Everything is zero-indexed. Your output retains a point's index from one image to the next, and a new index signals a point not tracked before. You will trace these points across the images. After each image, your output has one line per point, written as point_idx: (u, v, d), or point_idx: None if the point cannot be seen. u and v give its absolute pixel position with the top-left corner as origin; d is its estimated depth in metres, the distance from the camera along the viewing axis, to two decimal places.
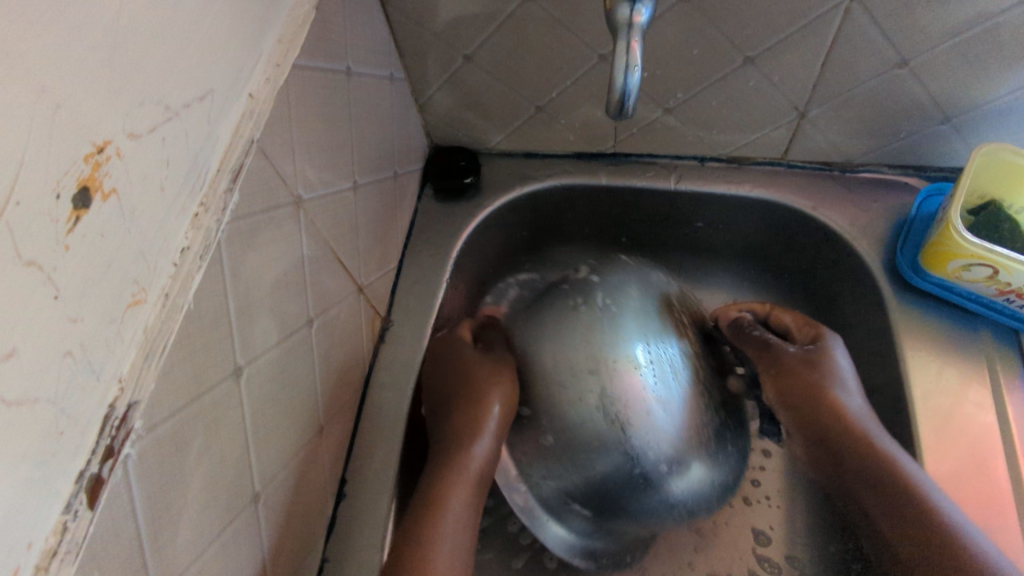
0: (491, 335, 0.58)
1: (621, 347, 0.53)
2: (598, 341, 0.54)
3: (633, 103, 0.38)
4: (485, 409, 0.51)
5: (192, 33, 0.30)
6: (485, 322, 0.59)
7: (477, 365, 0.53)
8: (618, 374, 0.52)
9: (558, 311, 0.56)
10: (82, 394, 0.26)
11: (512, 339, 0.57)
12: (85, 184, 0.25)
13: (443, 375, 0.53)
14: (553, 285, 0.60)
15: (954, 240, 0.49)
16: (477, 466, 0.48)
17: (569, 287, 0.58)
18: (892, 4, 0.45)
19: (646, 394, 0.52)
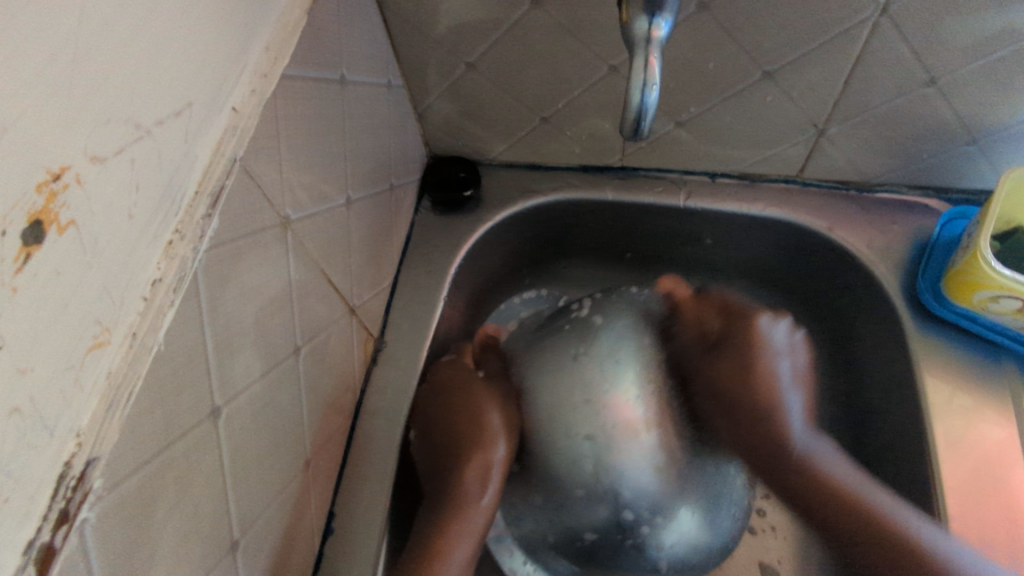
0: (491, 362, 0.59)
1: (622, 403, 0.56)
2: (601, 400, 0.56)
3: (649, 123, 0.36)
4: (493, 452, 0.53)
5: (165, 41, 0.27)
6: (484, 343, 0.60)
7: (488, 398, 0.55)
8: (618, 434, 0.55)
9: (558, 357, 0.58)
10: (32, 455, 0.23)
11: (510, 373, 0.58)
12: (38, 217, 0.22)
13: (446, 407, 0.53)
14: (559, 318, 0.61)
15: (982, 270, 0.46)
16: (484, 513, 0.52)
17: (569, 331, 0.59)
18: (925, 21, 0.42)
19: (645, 452, 0.56)
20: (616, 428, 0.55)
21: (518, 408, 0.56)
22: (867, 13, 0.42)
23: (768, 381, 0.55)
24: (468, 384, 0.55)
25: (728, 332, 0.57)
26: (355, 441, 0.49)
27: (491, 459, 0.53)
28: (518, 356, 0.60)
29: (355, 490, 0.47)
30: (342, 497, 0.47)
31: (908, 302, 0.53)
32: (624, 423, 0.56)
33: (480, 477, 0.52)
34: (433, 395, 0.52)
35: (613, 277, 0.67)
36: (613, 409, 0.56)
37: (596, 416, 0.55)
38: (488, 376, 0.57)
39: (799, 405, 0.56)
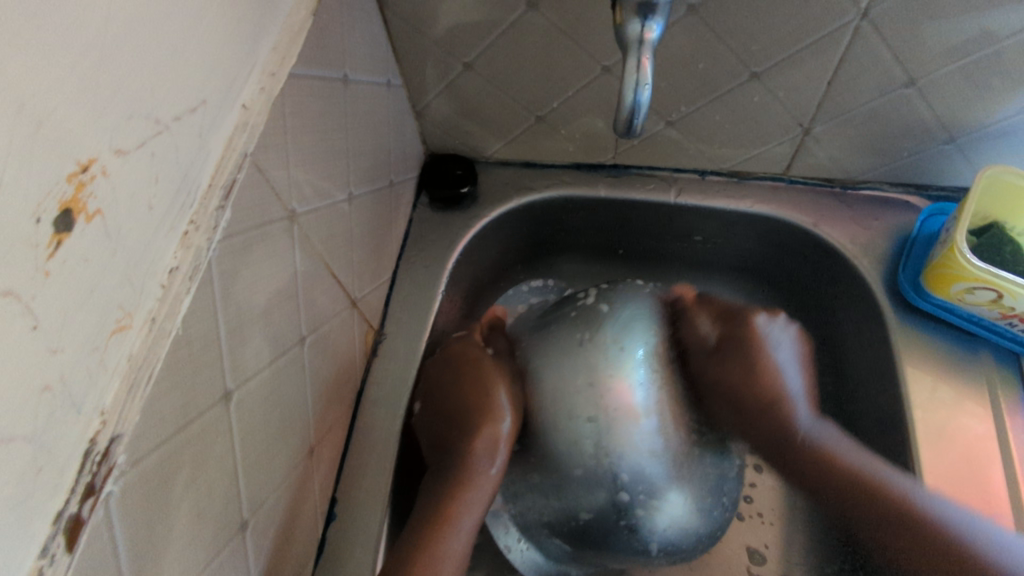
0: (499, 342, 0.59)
1: (623, 381, 0.54)
2: (603, 382, 0.54)
3: (642, 121, 0.37)
4: (498, 427, 0.53)
5: (181, 41, 0.29)
6: (493, 321, 0.61)
7: (496, 374, 0.55)
8: (617, 416, 0.54)
9: (566, 341, 0.57)
10: (62, 430, 0.24)
11: (516, 352, 0.58)
12: (68, 206, 0.23)
13: (454, 382, 0.54)
14: (564, 305, 0.60)
15: (958, 261, 0.48)
16: (489, 490, 0.51)
17: (576, 316, 0.58)
18: (902, 24, 0.44)
19: (642, 434, 0.54)
20: (614, 406, 0.54)
21: (524, 385, 0.56)
22: (848, 17, 0.44)
23: (772, 389, 0.55)
24: (477, 361, 0.56)
25: (729, 336, 0.57)
26: (356, 430, 0.51)
27: (497, 436, 0.53)
28: (524, 342, 0.59)
29: (357, 476, 0.49)
30: (344, 483, 0.48)
31: (889, 296, 0.55)
32: (624, 402, 0.54)
33: (489, 451, 0.52)
34: (439, 369, 0.54)
35: (607, 272, 0.69)
36: (614, 387, 0.54)
37: (594, 394, 0.54)
38: (497, 355, 0.58)
39: (800, 389, 0.57)
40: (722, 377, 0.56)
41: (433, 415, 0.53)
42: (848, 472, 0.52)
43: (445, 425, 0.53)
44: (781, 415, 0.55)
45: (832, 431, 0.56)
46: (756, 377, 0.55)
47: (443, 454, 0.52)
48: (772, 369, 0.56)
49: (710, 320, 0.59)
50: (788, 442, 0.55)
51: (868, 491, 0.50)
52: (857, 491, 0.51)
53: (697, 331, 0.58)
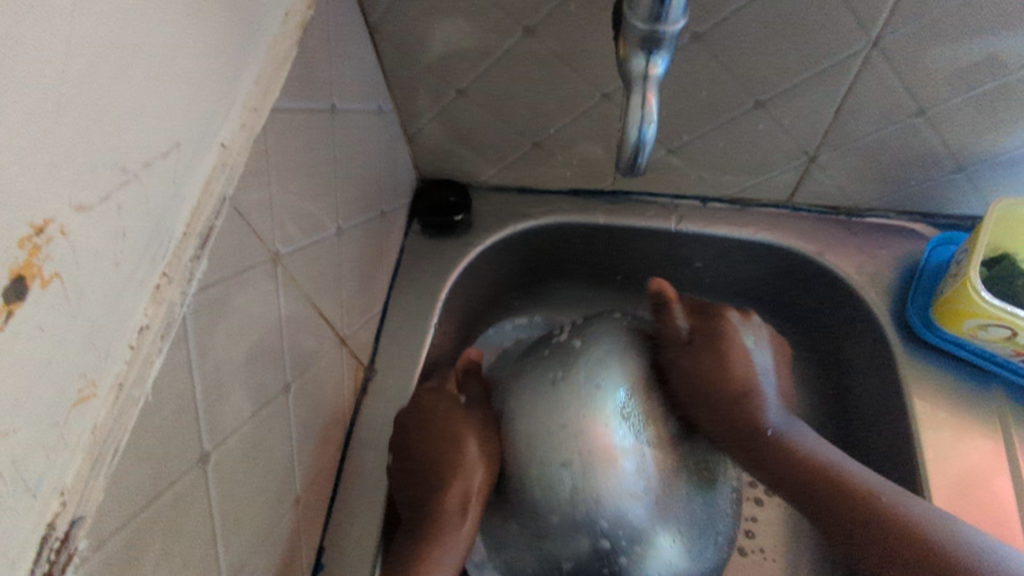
0: (474, 382, 0.53)
1: (600, 429, 0.48)
2: (578, 426, 0.48)
3: (646, 159, 0.35)
4: (468, 481, 0.47)
5: (151, 82, 0.27)
6: (468, 365, 0.55)
7: (465, 425, 0.49)
8: (595, 458, 0.48)
9: (538, 381, 0.51)
10: (14, 520, 0.22)
11: (492, 400, 0.53)
12: (20, 273, 0.21)
13: (421, 436, 0.48)
14: (537, 348, 0.55)
15: (970, 296, 0.47)
16: (463, 548, 0.46)
17: (552, 358, 0.53)
18: (913, 54, 0.42)
19: (626, 479, 0.48)
20: (592, 458, 0.48)
21: (498, 437, 0.50)
22: (859, 45, 0.42)
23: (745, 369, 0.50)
24: (446, 413, 0.49)
25: (702, 325, 0.52)
26: (344, 473, 0.48)
27: (468, 492, 0.47)
28: (503, 386, 0.54)
29: (346, 523, 0.47)
30: (332, 530, 0.46)
31: (898, 329, 0.53)
32: (603, 450, 0.48)
33: (458, 514, 0.46)
34: (406, 418, 0.49)
35: (603, 299, 0.67)
36: (589, 432, 0.48)
37: (571, 443, 0.48)
38: (470, 403, 0.52)
39: (775, 389, 0.51)
40: (696, 369, 0.50)
41: (403, 468, 0.47)
42: (830, 470, 0.46)
43: (414, 477, 0.47)
44: (751, 409, 0.49)
45: (807, 432, 0.49)
46: (726, 365, 0.50)
47: (413, 509, 0.46)
48: (746, 369, 0.50)
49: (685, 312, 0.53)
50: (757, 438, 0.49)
51: (841, 489, 0.45)
52: (817, 479, 0.46)
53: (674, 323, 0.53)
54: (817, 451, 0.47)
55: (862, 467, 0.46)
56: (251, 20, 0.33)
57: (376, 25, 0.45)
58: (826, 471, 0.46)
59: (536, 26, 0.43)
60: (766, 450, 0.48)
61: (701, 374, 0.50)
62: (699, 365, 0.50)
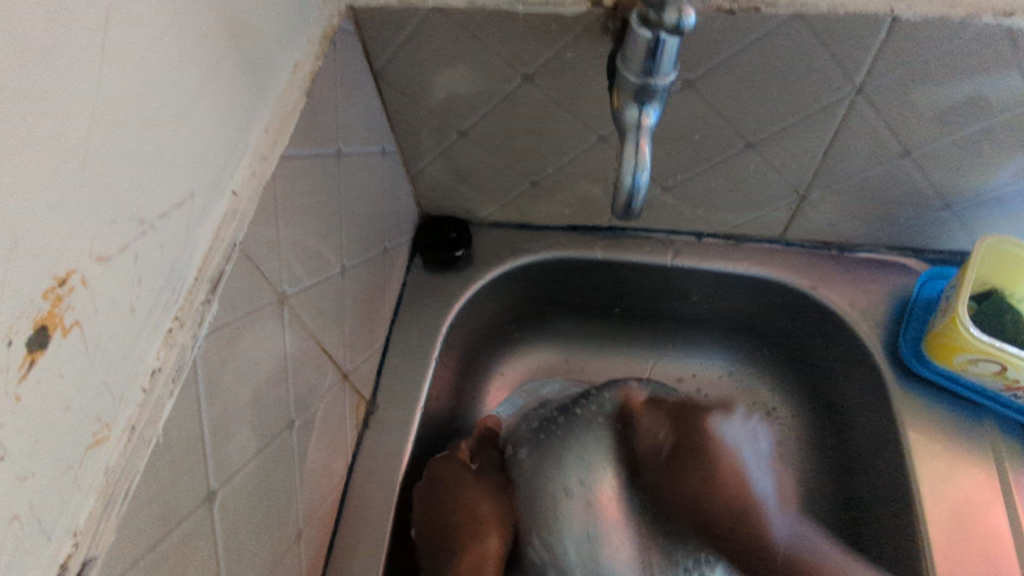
0: (484, 452, 0.58)
1: (612, 503, 0.60)
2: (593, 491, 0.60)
3: (640, 203, 0.36)
4: (487, 546, 0.53)
5: (170, 136, 0.28)
6: (484, 432, 0.60)
7: (479, 494, 0.55)
8: (602, 517, 0.59)
9: (563, 446, 0.61)
10: (30, 560, 0.23)
11: (507, 467, 0.60)
12: (43, 323, 0.22)
13: (449, 507, 0.52)
14: (548, 439, 0.62)
15: (961, 334, 0.48)
16: None
17: (564, 428, 0.62)
18: (896, 99, 0.44)
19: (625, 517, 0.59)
20: (606, 534, 0.59)
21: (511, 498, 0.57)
22: (844, 91, 0.44)
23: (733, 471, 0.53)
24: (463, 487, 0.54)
25: (681, 436, 0.56)
26: (347, 508, 0.49)
27: (484, 555, 0.52)
28: (519, 461, 0.60)
29: (347, 559, 0.47)
30: (334, 564, 0.47)
31: (891, 363, 0.54)
32: (609, 519, 0.59)
33: None
34: (429, 493, 0.52)
35: (602, 331, 0.68)
36: (602, 503, 0.59)
37: (579, 523, 0.58)
38: (481, 471, 0.57)
39: (771, 490, 0.55)
40: (677, 493, 0.54)
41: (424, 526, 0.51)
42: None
43: (441, 538, 0.51)
44: (755, 527, 0.52)
45: (812, 537, 0.53)
46: (717, 478, 0.52)
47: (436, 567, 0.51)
48: (737, 473, 0.53)
49: (663, 426, 0.58)
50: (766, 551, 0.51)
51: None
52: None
53: (650, 437, 0.58)
54: (819, 559, 0.51)
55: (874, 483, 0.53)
56: (260, 74, 0.35)
57: (379, 72, 0.47)
58: (808, 566, 0.50)
59: (535, 73, 0.45)
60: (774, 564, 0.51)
61: (677, 488, 0.54)
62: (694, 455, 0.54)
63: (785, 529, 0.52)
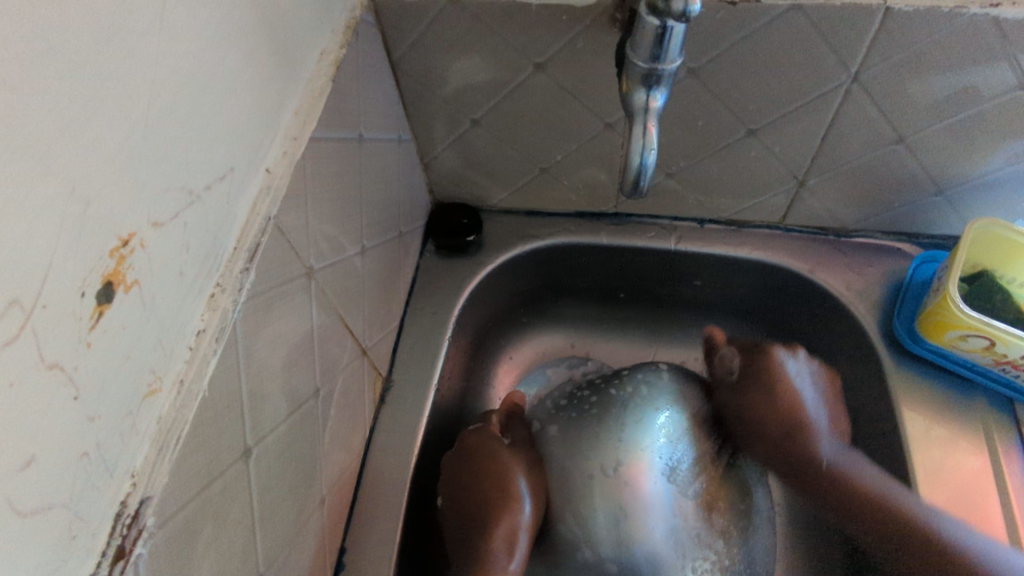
0: (517, 427, 0.60)
1: (638, 482, 0.56)
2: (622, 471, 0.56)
3: (647, 182, 0.39)
4: (520, 516, 0.53)
5: (214, 114, 0.30)
6: (511, 410, 0.61)
7: (510, 462, 0.56)
8: (631, 498, 0.55)
9: (588, 424, 0.59)
10: (96, 495, 0.25)
11: (537, 442, 0.59)
12: (109, 278, 0.25)
13: (476, 479, 0.55)
14: (576, 415, 0.60)
15: (953, 312, 0.50)
16: None
17: (594, 403, 0.60)
18: (891, 86, 0.46)
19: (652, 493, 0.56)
20: (634, 513, 0.55)
21: (545, 472, 0.57)
22: (840, 80, 0.46)
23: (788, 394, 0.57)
24: (490, 454, 0.56)
25: (750, 365, 0.60)
26: (365, 479, 0.51)
27: (516, 525, 0.53)
28: (548, 437, 0.59)
29: (366, 525, 0.49)
30: (353, 531, 0.49)
31: (886, 342, 0.57)
32: (637, 497, 0.55)
33: (506, 549, 0.52)
34: (459, 463, 0.56)
35: (608, 315, 0.70)
36: (628, 480, 0.56)
37: (606, 496, 0.55)
38: (513, 445, 0.58)
39: (824, 419, 0.57)
40: (744, 408, 0.59)
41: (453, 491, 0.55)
42: (865, 485, 0.53)
43: (468, 506, 0.54)
44: (800, 445, 0.57)
45: (859, 458, 0.55)
46: (775, 405, 0.57)
47: (464, 531, 0.53)
48: (792, 397, 0.57)
49: (735, 353, 0.62)
50: (811, 468, 0.57)
51: (858, 497, 0.53)
52: (853, 498, 0.54)
53: (725, 364, 0.62)
54: (858, 471, 0.54)
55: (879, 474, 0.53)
56: (291, 59, 0.37)
57: (397, 61, 0.49)
58: (853, 482, 0.54)
59: (546, 62, 0.47)
60: (818, 476, 0.56)
61: (744, 408, 0.59)
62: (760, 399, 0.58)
63: (832, 450, 0.56)
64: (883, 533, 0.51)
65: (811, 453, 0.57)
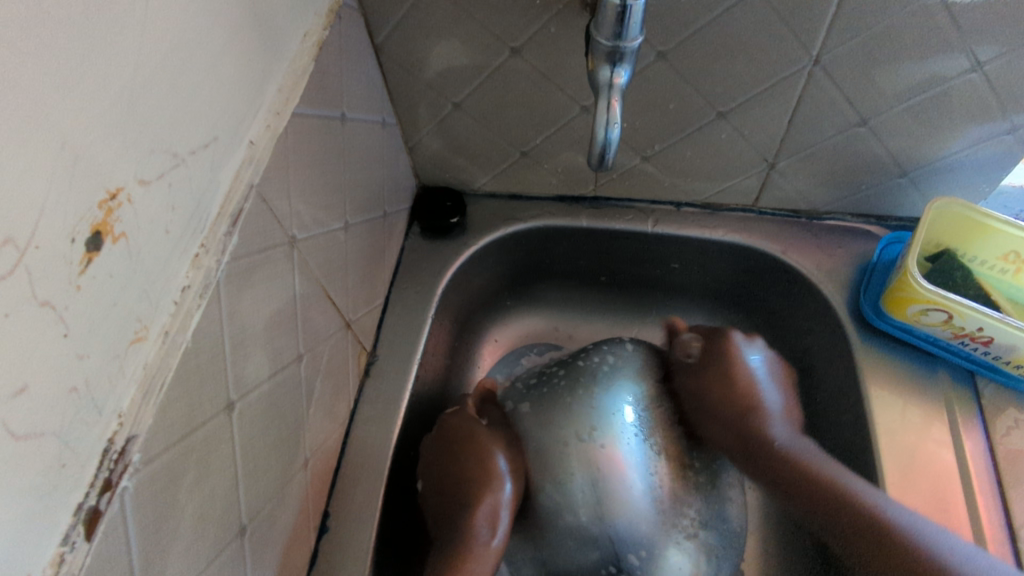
0: (492, 411, 0.61)
1: (616, 452, 0.58)
2: (596, 443, 0.58)
3: (613, 156, 0.41)
4: (501, 491, 0.54)
5: (199, 84, 0.32)
6: (483, 395, 0.63)
7: (491, 441, 0.57)
8: (607, 468, 0.58)
9: (559, 401, 0.61)
10: (85, 429, 0.27)
11: (511, 421, 0.61)
12: (98, 228, 0.27)
13: (454, 461, 0.55)
14: (547, 394, 0.62)
15: (912, 286, 0.52)
16: (493, 555, 0.52)
17: (564, 380, 0.62)
18: (851, 69, 0.48)
19: (627, 462, 0.58)
20: (614, 482, 0.57)
21: (522, 450, 0.59)
22: (803, 63, 0.48)
23: (746, 375, 0.58)
24: (471, 434, 0.57)
25: (708, 349, 0.61)
26: (348, 447, 0.53)
27: (498, 500, 0.54)
28: (522, 414, 0.61)
29: (349, 491, 0.52)
30: (336, 496, 0.51)
31: (854, 320, 0.59)
32: (617, 467, 0.58)
33: (489, 521, 0.53)
34: (437, 447, 0.57)
35: (590, 298, 0.72)
36: (607, 450, 0.58)
37: (586, 467, 0.57)
38: (491, 425, 0.59)
39: (778, 404, 0.57)
40: (699, 391, 0.59)
41: (432, 472, 0.56)
42: (809, 468, 0.50)
43: (448, 486, 0.54)
44: (754, 428, 0.55)
45: (810, 445, 0.54)
46: (733, 382, 0.58)
47: (446, 512, 0.54)
48: (749, 380, 0.58)
49: (698, 337, 0.63)
50: (763, 452, 0.54)
51: (820, 487, 0.48)
52: (812, 479, 0.49)
53: (684, 348, 0.63)
54: (812, 456, 0.52)
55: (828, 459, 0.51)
56: (274, 38, 0.39)
57: (380, 46, 0.51)
58: (799, 463, 0.51)
59: (522, 46, 0.49)
60: (768, 458, 0.53)
61: (704, 390, 0.59)
62: (705, 380, 0.59)
63: (783, 433, 0.54)
64: (836, 524, 0.47)
65: (765, 436, 0.54)
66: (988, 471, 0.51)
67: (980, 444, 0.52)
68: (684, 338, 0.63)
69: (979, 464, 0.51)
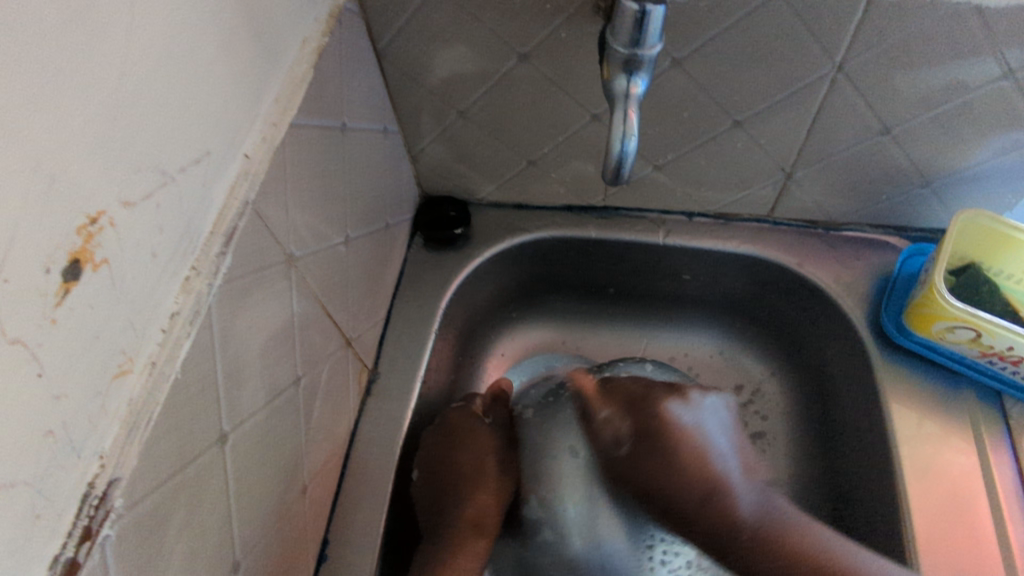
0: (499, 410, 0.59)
1: None
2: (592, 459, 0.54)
3: (628, 170, 0.39)
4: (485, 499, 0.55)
5: (191, 94, 0.30)
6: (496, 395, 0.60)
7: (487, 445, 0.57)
8: (602, 491, 0.53)
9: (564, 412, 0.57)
10: (62, 474, 0.25)
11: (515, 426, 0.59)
12: (77, 257, 0.25)
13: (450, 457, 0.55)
14: (553, 403, 0.58)
15: (939, 303, 0.50)
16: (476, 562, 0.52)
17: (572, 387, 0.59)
18: (876, 77, 0.46)
19: None
20: (607, 507, 0.53)
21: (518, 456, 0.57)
22: (824, 70, 0.46)
23: (695, 440, 0.49)
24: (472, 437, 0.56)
25: (637, 424, 0.50)
26: (349, 471, 0.51)
27: (482, 512, 0.54)
28: (525, 421, 0.58)
29: (349, 517, 0.49)
30: (336, 523, 0.49)
31: (874, 336, 0.56)
32: (613, 493, 0.53)
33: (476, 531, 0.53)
34: (438, 442, 0.55)
35: (598, 311, 0.70)
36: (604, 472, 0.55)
37: (579, 491, 0.53)
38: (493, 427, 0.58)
39: (738, 466, 0.49)
40: (643, 479, 0.49)
41: (429, 468, 0.55)
42: (803, 550, 0.46)
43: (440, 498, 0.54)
44: (720, 502, 0.48)
45: (780, 503, 0.49)
46: (681, 465, 0.48)
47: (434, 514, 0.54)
48: (700, 447, 0.49)
49: (620, 410, 0.52)
50: (732, 534, 0.47)
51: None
52: (796, 567, 0.46)
53: (606, 429, 0.51)
54: (800, 530, 0.47)
55: (844, 543, 0.47)
56: (271, 44, 0.37)
57: (383, 52, 0.49)
58: (790, 544, 0.47)
59: (530, 52, 0.47)
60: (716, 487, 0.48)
61: (649, 476, 0.49)
62: (653, 459, 0.49)
63: (754, 503, 0.48)
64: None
65: (735, 517, 0.47)
66: (1018, 497, 0.48)
67: (1009, 469, 0.50)
68: (614, 408, 0.52)
69: (1008, 491, 0.49)
